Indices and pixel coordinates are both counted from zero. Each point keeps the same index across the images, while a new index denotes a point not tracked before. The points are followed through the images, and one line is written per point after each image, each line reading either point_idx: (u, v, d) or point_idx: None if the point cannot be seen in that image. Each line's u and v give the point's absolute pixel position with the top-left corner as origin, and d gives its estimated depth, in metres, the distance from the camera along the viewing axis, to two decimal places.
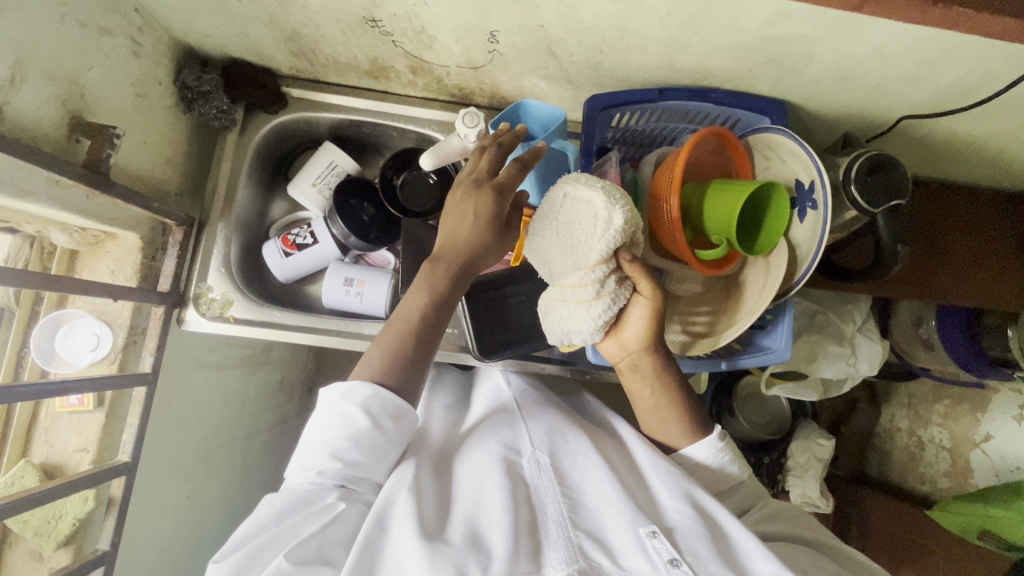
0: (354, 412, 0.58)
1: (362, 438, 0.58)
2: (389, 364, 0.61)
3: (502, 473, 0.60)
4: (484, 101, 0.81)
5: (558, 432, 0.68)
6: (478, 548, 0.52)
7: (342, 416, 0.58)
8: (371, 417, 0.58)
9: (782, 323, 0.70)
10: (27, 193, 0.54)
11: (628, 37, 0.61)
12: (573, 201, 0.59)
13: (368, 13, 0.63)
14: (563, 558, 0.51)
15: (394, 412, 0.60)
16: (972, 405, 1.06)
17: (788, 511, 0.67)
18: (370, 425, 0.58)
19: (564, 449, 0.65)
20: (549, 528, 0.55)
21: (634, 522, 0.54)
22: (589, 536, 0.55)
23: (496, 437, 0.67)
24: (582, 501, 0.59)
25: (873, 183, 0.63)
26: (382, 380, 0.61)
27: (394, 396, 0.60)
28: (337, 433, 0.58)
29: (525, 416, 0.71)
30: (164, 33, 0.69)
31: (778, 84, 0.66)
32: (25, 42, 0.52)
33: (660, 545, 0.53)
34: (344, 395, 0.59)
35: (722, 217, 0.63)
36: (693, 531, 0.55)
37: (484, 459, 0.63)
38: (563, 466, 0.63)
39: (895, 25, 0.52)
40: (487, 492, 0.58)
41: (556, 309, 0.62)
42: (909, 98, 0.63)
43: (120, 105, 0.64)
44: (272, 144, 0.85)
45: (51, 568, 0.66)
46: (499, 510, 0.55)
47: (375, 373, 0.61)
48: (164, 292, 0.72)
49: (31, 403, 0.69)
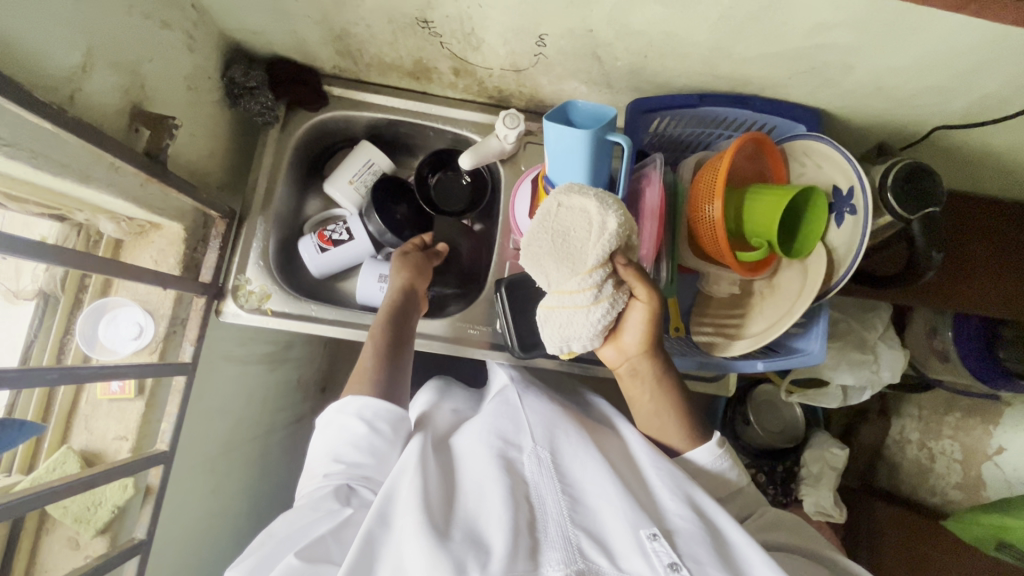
0: (353, 422, 0.64)
1: (362, 442, 0.63)
2: (379, 378, 0.68)
3: (502, 468, 0.61)
4: (521, 104, 0.83)
5: (558, 427, 0.68)
6: (477, 544, 0.53)
7: (342, 427, 0.64)
8: (367, 423, 0.63)
9: (816, 326, 0.71)
10: (90, 178, 0.55)
11: (674, 43, 0.63)
12: (562, 208, 0.58)
13: (421, 14, 0.65)
14: (561, 559, 0.52)
15: (390, 416, 0.65)
16: (984, 417, 1.08)
17: (790, 522, 0.69)
18: (367, 430, 0.63)
19: (566, 444, 0.66)
20: (548, 527, 0.56)
21: (634, 524, 0.55)
22: (587, 534, 0.56)
23: (496, 431, 0.67)
24: (582, 499, 0.59)
25: (908, 190, 0.65)
26: (378, 394, 0.66)
27: (387, 404, 0.65)
28: (339, 440, 0.64)
29: (525, 409, 0.71)
30: (216, 29, 0.70)
31: (816, 93, 0.68)
32: (99, 32, 0.53)
33: (661, 548, 0.53)
34: (339, 410, 0.65)
35: (763, 221, 0.65)
36: (694, 535, 0.56)
37: (485, 454, 0.64)
38: (563, 462, 0.63)
39: (937, 37, 0.54)
40: (486, 488, 0.59)
41: (555, 316, 0.60)
42: (943, 108, 0.65)
43: (173, 97, 0.65)
44: (309, 141, 0.86)
45: (87, 556, 0.66)
46: (498, 509, 0.56)
47: (367, 387, 0.67)
48: (206, 283, 0.72)
49: (73, 389, 0.69)
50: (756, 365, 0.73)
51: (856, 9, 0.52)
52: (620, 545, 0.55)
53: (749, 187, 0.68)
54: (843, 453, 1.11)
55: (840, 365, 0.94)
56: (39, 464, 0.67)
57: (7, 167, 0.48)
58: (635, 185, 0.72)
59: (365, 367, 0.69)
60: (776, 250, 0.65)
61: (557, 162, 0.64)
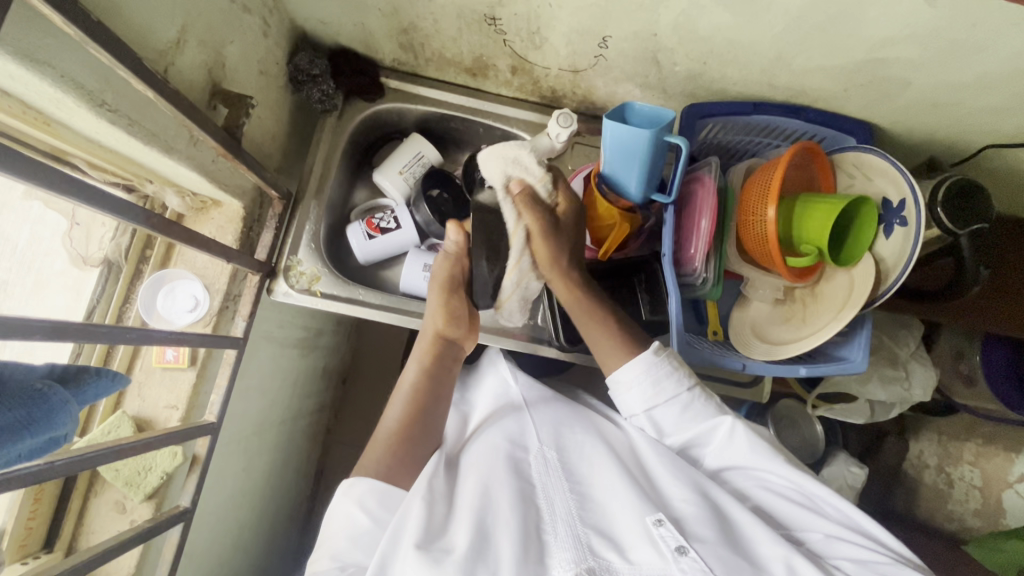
0: (355, 511, 0.59)
1: (362, 537, 0.58)
2: (391, 455, 0.65)
3: (510, 472, 0.63)
4: (573, 105, 0.85)
5: (565, 423, 0.71)
6: (485, 553, 0.55)
7: (345, 517, 0.59)
8: (370, 514, 0.59)
9: (860, 335, 0.72)
10: (172, 150, 0.57)
11: (735, 51, 0.65)
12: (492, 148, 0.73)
13: (490, 12, 0.67)
14: (571, 559, 0.55)
15: (388, 497, 0.61)
16: (1007, 444, 1.09)
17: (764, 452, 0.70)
18: (370, 523, 0.59)
19: (570, 442, 0.68)
20: (556, 528, 0.59)
21: (641, 512, 0.58)
22: (596, 533, 0.58)
23: (502, 430, 0.69)
24: (589, 496, 0.62)
25: (957, 206, 0.66)
26: (379, 474, 0.63)
27: (386, 484, 0.62)
28: (336, 534, 0.59)
29: (531, 408, 0.73)
30: (287, 17, 0.73)
31: (870, 107, 0.69)
32: (191, 11, 0.56)
33: (667, 533, 0.57)
34: (342, 495, 0.61)
35: (819, 230, 0.66)
36: (701, 518, 0.59)
37: (493, 454, 0.65)
38: (569, 460, 0.66)
39: (998, 56, 0.56)
40: (494, 491, 0.61)
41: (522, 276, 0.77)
42: (994, 127, 0.67)
43: (246, 79, 0.68)
44: (363, 131, 0.88)
45: (133, 520, 0.68)
46: (508, 512, 0.58)
47: (373, 469, 0.64)
48: (261, 262, 0.74)
49: (129, 356, 0.71)
50: (798, 371, 0.72)
51: (922, 24, 0.54)
52: (628, 537, 0.58)
53: (801, 196, 0.69)
54: (862, 474, 1.03)
55: (873, 381, 0.93)
56: (93, 428, 0.69)
57: (102, 131, 0.51)
58: (686, 188, 0.74)
59: (377, 447, 0.67)
60: (825, 258, 0.67)
61: (616, 164, 0.65)
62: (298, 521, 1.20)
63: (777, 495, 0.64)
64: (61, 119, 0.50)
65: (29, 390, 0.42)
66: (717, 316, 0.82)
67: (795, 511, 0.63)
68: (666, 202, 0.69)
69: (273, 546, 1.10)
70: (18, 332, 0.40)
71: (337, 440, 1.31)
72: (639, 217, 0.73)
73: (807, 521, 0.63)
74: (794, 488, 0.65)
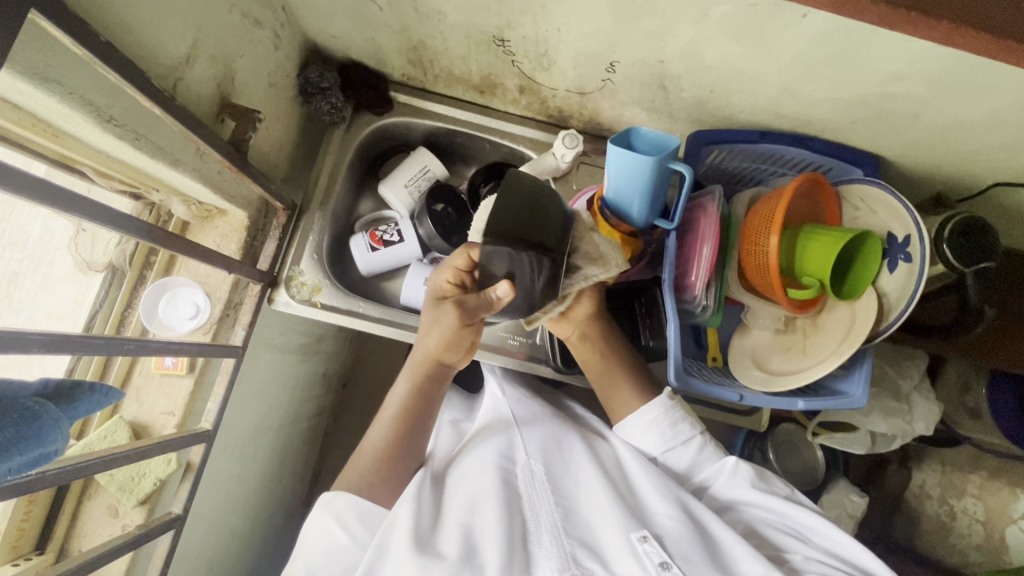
0: (332, 525, 0.60)
1: (340, 553, 0.59)
2: (382, 470, 0.65)
3: (498, 482, 0.62)
4: (580, 125, 0.85)
5: (553, 439, 0.69)
6: (473, 560, 0.55)
7: (322, 529, 0.60)
8: (348, 531, 0.60)
9: (861, 369, 0.71)
10: (179, 162, 0.58)
11: (743, 80, 0.64)
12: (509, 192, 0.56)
13: (499, 33, 0.67)
14: (556, 567, 0.55)
15: (367, 518, 0.61)
16: (1010, 480, 1.03)
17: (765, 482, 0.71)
18: (348, 540, 0.59)
19: (559, 457, 0.67)
20: (541, 539, 0.58)
21: (625, 528, 0.58)
22: (582, 544, 0.58)
23: (491, 444, 0.68)
24: (575, 510, 0.62)
25: (964, 243, 0.65)
26: (361, 488, 0.63)
27: (370, 504, 0.61)
28: (314, 547, 0.60)
29: (522, 425, 0.70)
30: (299, 30, 0.74)
31: (878, 139, 0.69)
32: (203, 27, 0.57)
33: (651, 549, 0.56)
34: (322, 506, 0.61)
35: (819, 263, 0.66)
36: (683, 536, 0.58)
37: (480, 468, 0.65)
38: (555, 474, 0.65)
39: (1008, 97, 0.55)
40: (480, 504, 0.61)
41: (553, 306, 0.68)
42: (1003, 165, 0.66)
43: (255, 91, 0.69)
44: (370, 144, 0.88)
45: (125, 525, 0.69)
46: (495, 522, 0.57)
47: (356, 482, 0.64)
48: (263, 271, 0.75)
49: (129, 361, 0.72)
50: (796, 404, 0.71)
51: (930, 63, 0.54)
52: (612, 550, 0.57)
53: (805, 227, 0.68)
54: (863, 503, 1.01)
55: (874, 412, 0.92)
56: (90, 432, 0.70)
57: (109, 145, 0.52)
58: (688, 214, 0.73)
59: (363, 461, 0.66)
60: (826, 289, 0.66)
61: (619, 186, 0.64)
62: (291, 527, 1.20)
63: (767, 525, 0.64)
64: (69, 132, 0.50)
65: (21, 409, 0.43)
66: (716, 343, 0.82)
67: (779, 537, 0.63)
68: (669, 227, 0.68)
69: (265, 551, 1.09)
70: (13, 346, 0.41)
71: (334, 446, 1.32)
72: (639, 241, 0.73)
73: (785, 543, 0.62)
74: (781, 519, 0.65)
